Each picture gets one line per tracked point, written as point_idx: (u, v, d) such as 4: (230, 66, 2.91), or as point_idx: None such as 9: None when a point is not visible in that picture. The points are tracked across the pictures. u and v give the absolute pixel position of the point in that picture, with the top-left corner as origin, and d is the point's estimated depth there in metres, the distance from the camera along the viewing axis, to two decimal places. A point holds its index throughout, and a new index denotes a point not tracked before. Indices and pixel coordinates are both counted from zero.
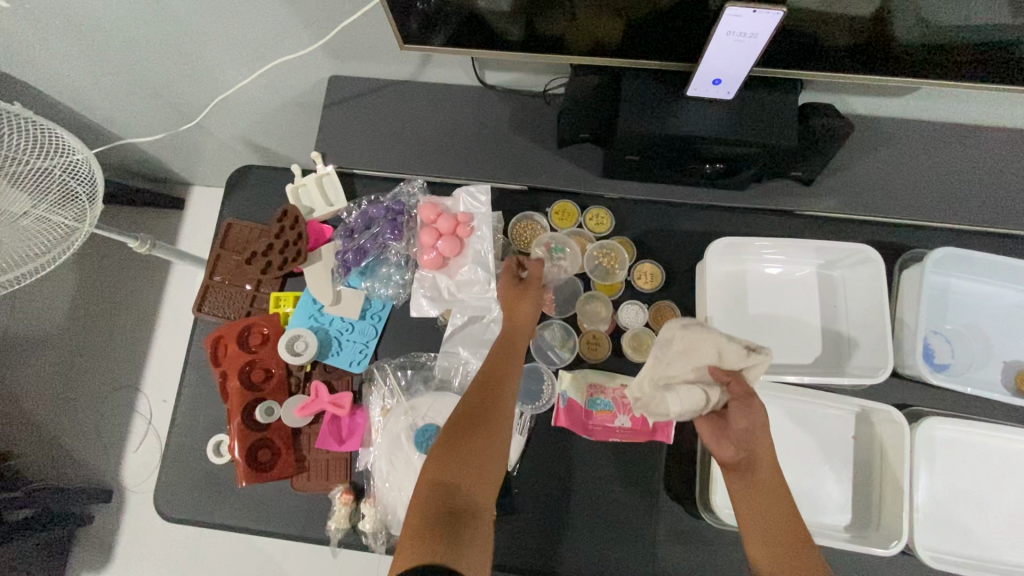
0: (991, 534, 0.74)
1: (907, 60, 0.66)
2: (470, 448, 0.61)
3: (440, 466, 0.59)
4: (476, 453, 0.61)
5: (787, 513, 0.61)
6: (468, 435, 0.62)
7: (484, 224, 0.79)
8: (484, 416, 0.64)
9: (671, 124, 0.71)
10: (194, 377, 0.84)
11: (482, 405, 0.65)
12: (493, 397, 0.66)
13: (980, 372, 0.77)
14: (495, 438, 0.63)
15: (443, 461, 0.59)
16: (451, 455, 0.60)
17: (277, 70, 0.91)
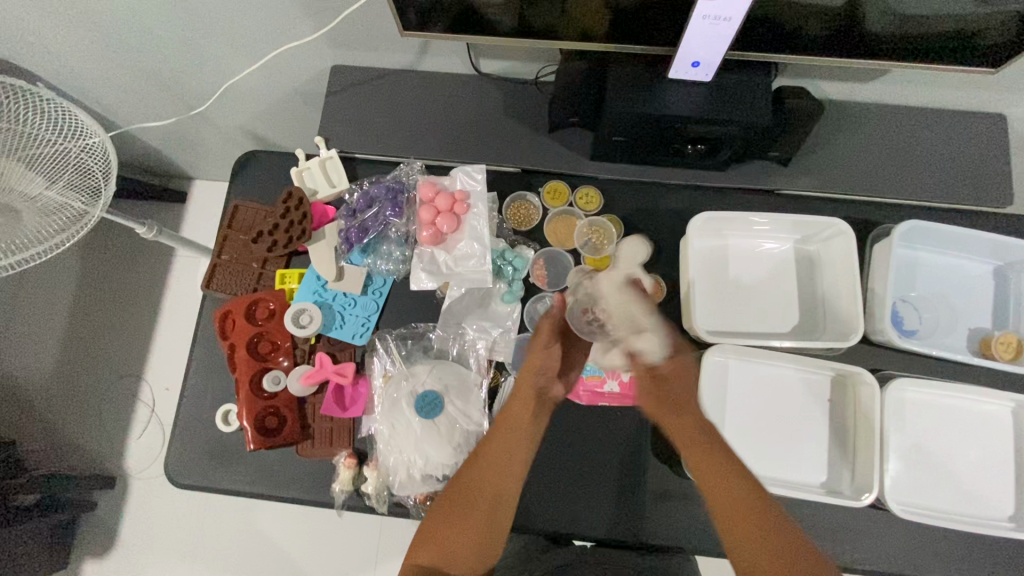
0: (955, 486, 0.80)
1: (871, 45, 0.71)
2: (451, 528, 0.67)
3: (423, 547, 0.67)
4: (457, 534, 0.67)
5: (716, 469, 0.68)
6: (452, 515, 0.68)
7: (480, 202, 0.84)
8: (470, 494, 0.70)
9: (655, 105, 0.76)
10: (202, 351, 0.88)
11: (469, 481, 0.70)
12: (481, 473, 0.71)
13: (945, 337, 0.83)
14: (476, 515, 0.68)
15: (425, 538, 0.67)
16: (433, 536, 0.67)
17: (281, 59, 0.95)
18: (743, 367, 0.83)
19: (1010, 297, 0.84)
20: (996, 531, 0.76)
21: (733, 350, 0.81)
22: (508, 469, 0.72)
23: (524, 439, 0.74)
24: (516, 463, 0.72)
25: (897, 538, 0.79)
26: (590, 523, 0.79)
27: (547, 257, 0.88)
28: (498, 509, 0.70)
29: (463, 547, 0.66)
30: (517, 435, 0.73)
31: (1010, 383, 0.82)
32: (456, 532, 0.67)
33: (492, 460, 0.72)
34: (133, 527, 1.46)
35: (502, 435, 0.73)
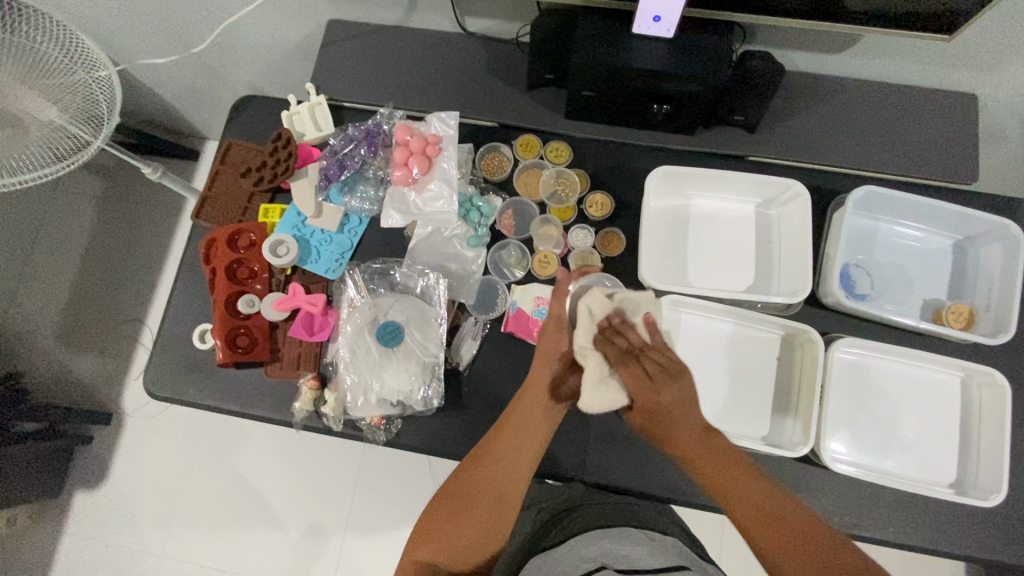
0: (897, 448, 0.80)
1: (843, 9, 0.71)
2: (453, 524, 0.69)
3: (421, 542, 0.68)
4: (460, 529, 0.68)
5: (762, 505, 0.65)
6: (454, 513, 0.69)
7: (451, 145, 0.90)
8: (475, 496, 0.70)
9: (620, 59, 0.79)
10: (187, 275, 0.94)
11: (470, 481, 0.71)
12: (484, 476, 0.71)
13: (897, 304, 0.85)
14: (491, 484, 0.71)
15: (423, 534, 0.69)
16: (434, 531, 0.69)
17: (279, 10, 0.99)
18: (696, 321, 0.85)
19: (968, 269, 0.85)
20: (936, 493, 0.76)
21: (683, 304, 0.83)
22: (513, 473, 0.72)
23: (529, 445, 0.73)
24: (527, 453, 0.73)
25: (836, 496, 0.80)
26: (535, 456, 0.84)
27: (515, 207, 0.93)
28: (499, 506, 0.71)
29: (463, 545, 0.68)
30: (522, 442, 0.73)
31: (961, 354, 0.83)
32: (455, 532, 0.68)
33: (498, 464, 0.72)
34: (123, 466, 1.52)
35: (510, 439, 0.73)
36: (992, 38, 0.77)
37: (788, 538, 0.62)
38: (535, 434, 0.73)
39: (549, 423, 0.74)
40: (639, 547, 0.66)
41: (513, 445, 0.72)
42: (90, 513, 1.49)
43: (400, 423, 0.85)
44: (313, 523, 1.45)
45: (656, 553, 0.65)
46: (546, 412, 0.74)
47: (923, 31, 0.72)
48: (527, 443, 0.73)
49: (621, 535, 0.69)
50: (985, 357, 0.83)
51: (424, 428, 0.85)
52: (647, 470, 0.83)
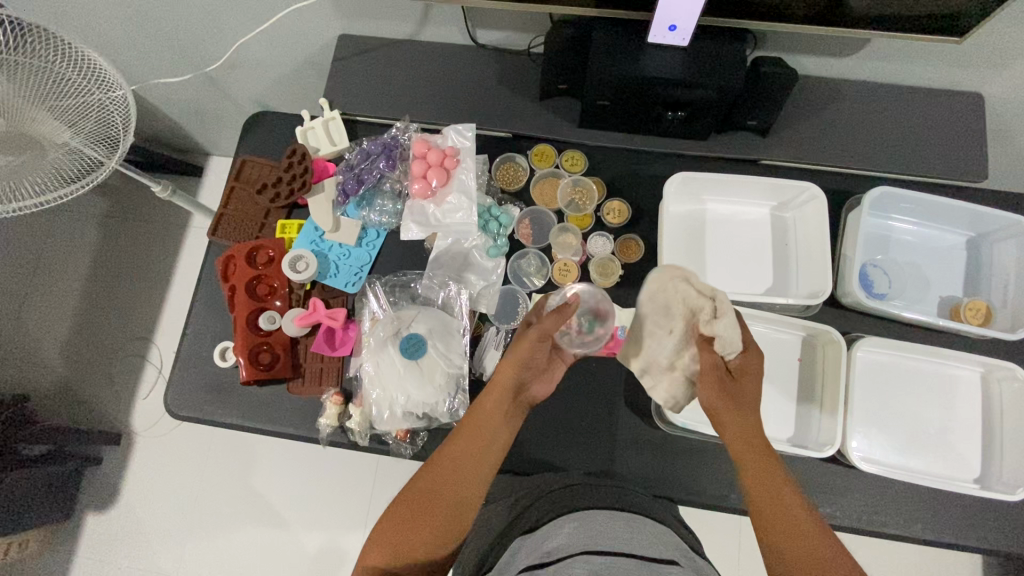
0: (921, 444, 0.81)
1: (857, 15, 0.71)
2: (408, 527, 0.63)
3: (372, 545, 0.63)
4: (417, 533, 0.63)
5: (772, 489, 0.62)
6: (412, 517, 0.64)
7: (469, 157, 0.91)
8: (431, 498, 0.65)
9: (634, 68, 0.80)
10: (206, 293, 0.94)
11: (433, 475, 0.67)
12: (440, 475, 0.67)
13: (914, 302, 0.86)
14: (454, 478, 0.67)
15: (377, 533, 0.64)
16: (384, 532, 0.63)
17: (290, 27, 0.99)
18: None
19: (983, 267, 0.86)
20: (963, 489, 0.77)
21: None
22: (472, 473, 0.67)
23: (487, 443, 0.69)
24: (492, 446, 0.70)
25: (861, 494, 0.80)
26: (561, 464, 0.84)
27: (532, 216, 0.93)
28: (462, 506, 0.65)
29: (420, 549, 0.62)
30: (485, 434, 0.70)
31: (979, 350, 0.84)
32: (411, 531, 0.63)
33: (454, 463, 0.68)
34: (135, 487, 1.50)
35: (468, 437, 0.69)
36: (1002, 40, 0.78)
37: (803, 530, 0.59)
38: (492, 431, 0.70)
39: (506, 421, 0.71)
40: (629, 535, 0.64)
41: (474, 438, 0.69)
42: (101, 535, 1.48)
43: (426, 435, 0.85)
44: (329, 538, 1.43)
45: (645, 544, 0.63)
46: (503, 410, 0.71)
47: (937, 34, 0.72)
48: (490, 437, 0.70)
49: (611, 520, 0.67)
50: (1002, 352, 0.84)
51: (448, 438, 0.85)
52: (674, 474, 0.83)
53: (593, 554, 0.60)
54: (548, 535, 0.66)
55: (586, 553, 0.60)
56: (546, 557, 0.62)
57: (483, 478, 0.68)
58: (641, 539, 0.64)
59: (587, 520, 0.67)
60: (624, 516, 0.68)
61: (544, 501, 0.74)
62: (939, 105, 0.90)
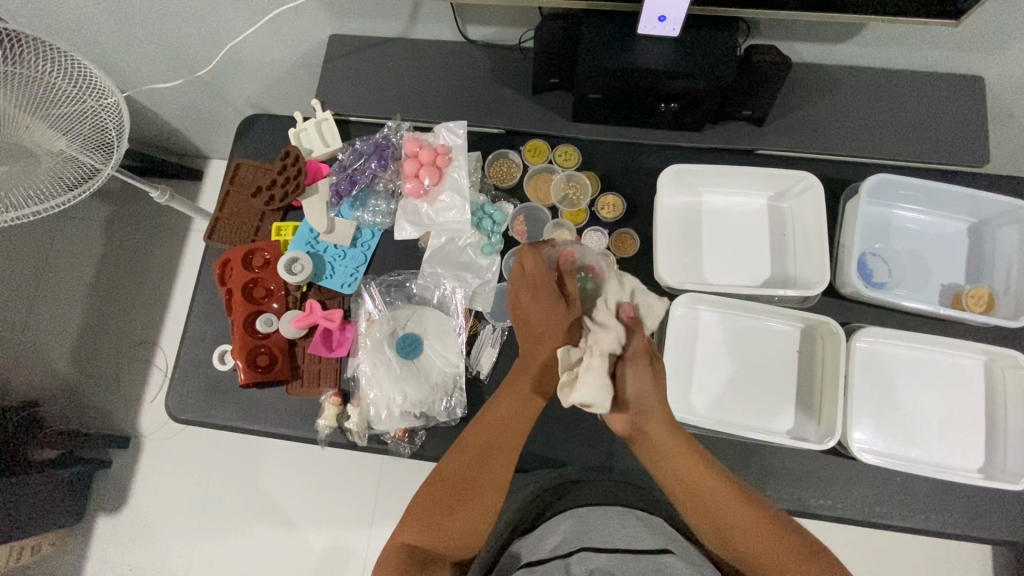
0: (925, 436, 0.80)
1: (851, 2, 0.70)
2: (451, 510, 0.65)
3: (409, 524, 0.66)
4: (454, 522, 0.65)
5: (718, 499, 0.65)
6: (450, 505, 0.66)
7: (461, 155, 0.91)
8: (470, 484, 0.67)
9: (624, 59, 0.79)
10: (204, 297, 0.94)
11: (468, 458, 0.69)
12: (479, 458, 0.69)
13: (915, 291, 0.85)
14: (492, 455, 0.69)
15: (414, 519, 0.66)
16: (424, 516, 0.65)
17: (282, 29, 0.99)
18: (714, 318, 0.85)
19: (984, 252, 0.85)
20: (966, 480, 0.76)
21: (702, 301, 0.83)
22: (506, 453, 0.70)
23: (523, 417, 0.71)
24: (523, 421, 0.72)
25: (864, 486, 0.79)
26: (560, 461, 0.84)
27: (527, 213, 0.92)
28: (499, 482, 0.68)
29: (460, 533, 0.64)
30: (519, 411, 0.72)
31: (983, 338, 0.83)
32: (454, 516, 0.65)
33: (497, 438, 0.70)
34: (145, 490, 1.51)
35: (505, 412, 0.72)
36: (1000, 22, 0.77)
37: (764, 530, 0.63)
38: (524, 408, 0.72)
39: (536, 397, 0.73)
40: (624, 528, 0.65)
41: (508, 418, 0.71)
42: (113, 538, 1.49)
43: (425, 435, 0.85)
44: (335, 539, 1.44)
45: (640, 535, 0.64)
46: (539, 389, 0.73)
47: (932, 18, 0.71)
48: (523, 415, 0.72)
49: (607, 514, 0.68)
50: (1006, 339, 0.83)
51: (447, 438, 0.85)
52: None
53: (592, 551, 0.62)
54: (544, 534, 0.67)
55: (585, 552, 0.62)
56: (548, 557, 0.63)
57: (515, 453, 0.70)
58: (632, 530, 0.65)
59: (585, 518, 0.68)
60: (620, 509, 0.69)
61: (542, 497, 0.75)
62: (937, 90, 0.88)
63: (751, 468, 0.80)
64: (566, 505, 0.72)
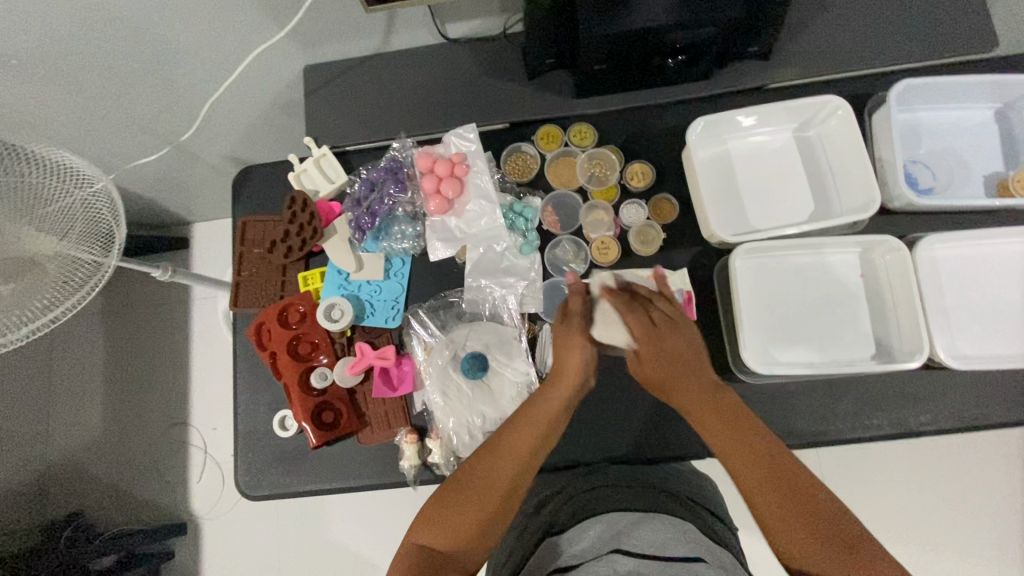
0: (1004, 329, 0.79)
1: None
2: (461, 508, 0.62)
3: (425, 527, 0.62)
4: (462, 517, 0.62)
5: (770, 469, 0.62)
6: (461, 501, 0.63)
7: (478, 159, 0.87)
8: (483, 484, 0.64)
9: (625, 20, 0.75)
10: (246, 366, 0.90)
11: (484, 464, 0.65)
12: (496, 462, 0.65)
13: (958, 189, 0.84)
14: (509, 455, 0.65)
15: (427, 517, 0.63)
16: (437, 517, 0.62)
17: (252, 73, 0.93)
18: (771, 263, 0.83)
19: (1016, 136, 0.84)
20: None
21: (758, 248, 0.81)
22: (529, 460, 0.66)
23: (543, 427, 0.67)
24: (547, 428, 0.67)
25: (961, 393, 0.79)
26: (655, 442, 0.82)
27: (556, 202, 0.89)
28: (515, 487, 0.65)
29: (472, 534, 0.62)
30: (539, 414, 0.67)
31: None
32: (465, 515, 0.62)
33: (517, 445, 0.66)
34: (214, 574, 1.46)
35: (529, 425, 0.67)
36: None
37: (812, 524, 0.58)
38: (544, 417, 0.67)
39: (558, 410, 0.68)
40: (656, 534, 0.62)
41: (531, 424, 0.67)
42: None
43: None
44: None
45: (675, 542, 0.60)
46: (565, 404, 0.68)
47: None
48: (544, 420, 0.67)
49: (642, 518, 0.65)
50: None
51: None
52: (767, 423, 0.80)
53: (622, 555, 0.58)
54: (574, 536, 0.65)
55: (614, 553, 0.59)
56: (575, 560, 0.61)
57: (536, 460, 0.66)
58: (686, 537, 0.62)
59: (616, 521, 0.65)
60: (655, 514, 0.66)
61: (586, 495, 0.71)
62: None
63: (844, 401, 0.79)
64: (602, 506, 0.68)
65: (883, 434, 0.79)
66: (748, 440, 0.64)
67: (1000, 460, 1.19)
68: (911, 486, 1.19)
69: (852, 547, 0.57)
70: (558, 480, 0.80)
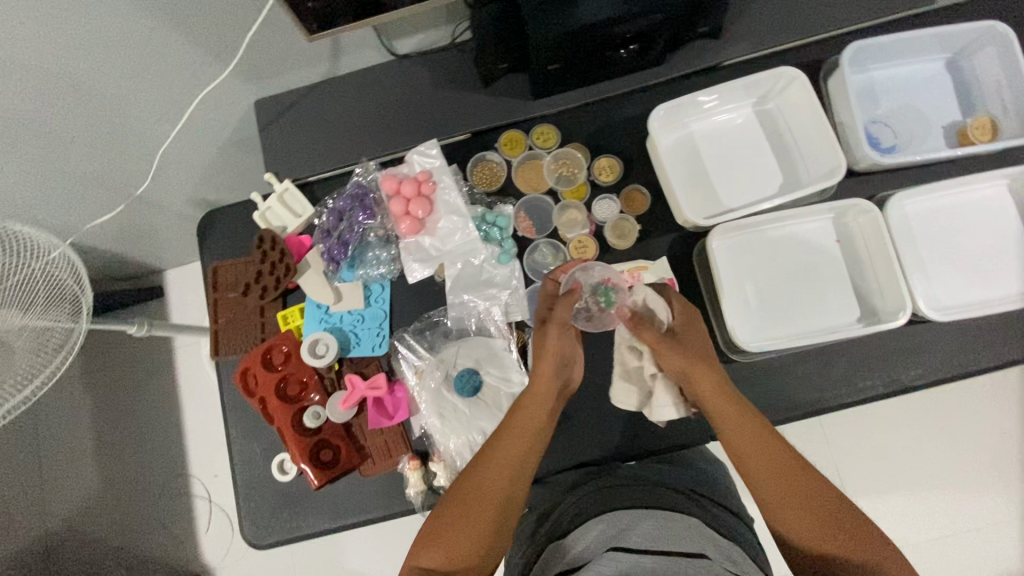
0: (980, 275, 0.81)
1: None
2: (455, 528, 0.60)
3: (423, 549, 0.61)
4: (458, 539, 0.60)
5: (783, 464, 0.61)
6: (454, 521, 0.61)
7: (444, 174, 0.84)
8: (476, 503, 0.61)
9: (573, 16, 0.74)
10: (236, 414, 0.88)
11: (475, 481, 0.63)
12: (487, 479, 0.63)
13: (919, 143, 0.85)
14: (500, 473, 0.63)
15: (426, 538, 0.61)
16: (435, 536, 0.61)
17: (201, 115, 0.91)
18: (748, 240, 0.83)
19: (969, 83, 0.85)
20: None
21: (733, 227, 0.81)
22: (516, 478, 0.63)
23: (526, 441, 0.65)
24: (532, 443, 0.65)
25: (948, 343, 0.80)
26: (656, 433, 0.82)
27: (527, 207, 0.89)
28: (507, 507, 0.62)
29: (468, 557, 0.59)
30: (523, 429, 0.65)
31: (997, 163, 0.83)
32: (460, 536, 0.60)
33: (505, 459, 0.64)
34: None
35: (516, 439, 0.65)
36: None
37: (822, 516, 0.58)
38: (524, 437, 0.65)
39: (542, 428, 0.66)
40: (657, 531, 0.62)
41: (515, 440, 0.65)
42: None
43: None
44: None
45: (672, 539, 0.61)
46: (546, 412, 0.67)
47: None
48: (529, 434, 0.65)
49: (644, 515, 0.65)
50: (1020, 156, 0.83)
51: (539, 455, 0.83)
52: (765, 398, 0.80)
53: (618, 554, 0.59)
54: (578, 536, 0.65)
55: (611, 553, 0.59)
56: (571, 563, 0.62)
57: (523, 479, 0.64)
58: (689, 534, 0.62)
59: (617, 519, 0.65)
60: (659, 511, 0.65)
61: (593, 493, 0.71)
62: None
63: (836, 366, 0.80)
64: (606, 504, 0.68)
65: (878, 393, 0.80)
66: (770, 442, 0.62)
67: (994, 398, 1.21)
68: (912, 436, 1.21)
69: (864, 525, 0.58)
70: (566, 484, 0.79)
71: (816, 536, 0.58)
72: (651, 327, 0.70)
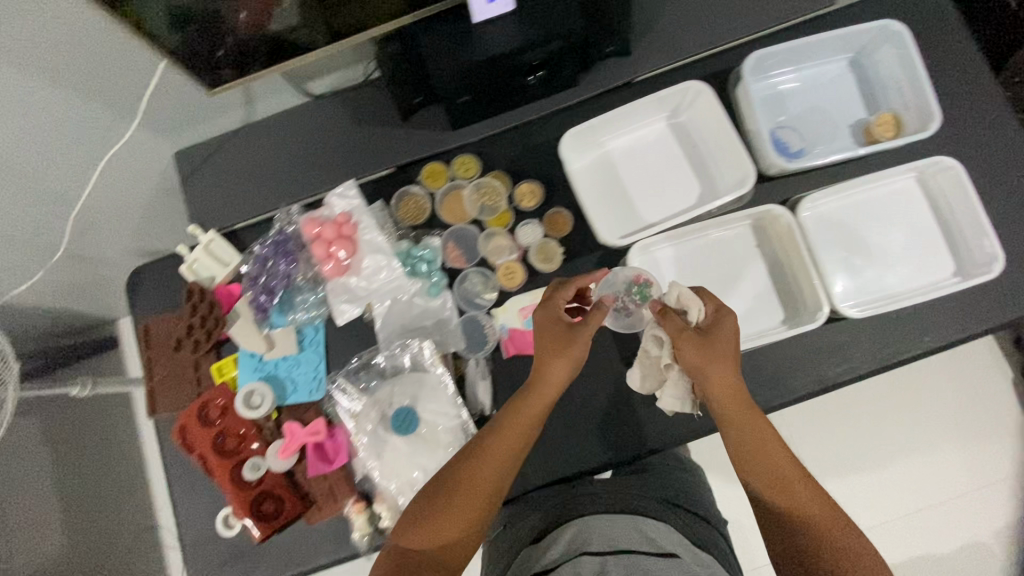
0: (895, 268, 0.83)
1: None
2: (446, 507, 0.60)
3: (410, 529, 0.60)
4: (449, 519, 0.59)
5: (783, 461, 0.60)
6: (447, 503, 0.60)
7: (363, 215, 0.85)
8: (471, 484, 0.61)
9: (474, 49, 0.76)
10: (177, 472, 0.87)
11: (472, 463, 0.62)
12: (485, 462, 0.62)
13: (826, 145, 0.87)
14: (497, 455, 0.62)
15: (416, 516, 0.61)
16: (424, 518, 0.60)
17: (121, 172, 0.90)
18: (672, 253, 0.84)
19: (872, 82, 0.88)
20: (946, 290, 0.79)
21: (652, 242, 0.83)
22: (513, 463, 0.63)
23: (529, 428, 0.65)
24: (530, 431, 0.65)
25: (871, 337, 0.81)
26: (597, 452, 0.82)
27: (455, 237, 0.89)
28: (499, 492, 0.62)
29: (456, 537, 0.59)
30: (529, 418, 0.65)
31: (906, 156, 0.85)
32: (451, 517, 0.59)
33: (509, 439, 0.63)
34: None
35: (519, 425, 0.64)
36: None
37: (815, 507, 0.57)
38: (526, 430, 0.65)
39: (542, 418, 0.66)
40: (634, 532, 0.61)
41: (519, 428, 0.64)
42: None
43: None
44: None
45: (647, 539, 0.59)
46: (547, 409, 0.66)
47: None
48: (530, 423, 0.65)
49: (621, 517, 0.63)
50: (926, 148, 0.85)
51: None
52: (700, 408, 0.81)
53: (591, 554, 0.57)
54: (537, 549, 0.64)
55: (583, 554, 0.57)
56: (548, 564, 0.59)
57: (516, 465, 0.64)
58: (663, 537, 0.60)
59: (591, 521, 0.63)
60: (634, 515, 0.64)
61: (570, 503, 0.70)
62: None
63: (766, 370, 0.81)
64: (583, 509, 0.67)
65: (809, 393, 0.81)
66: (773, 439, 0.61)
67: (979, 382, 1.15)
68: (903, 423, 1.13)
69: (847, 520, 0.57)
70: (510, 512, 0.79)
71: (815, 527, 0.57)
72: (676, 319, 0.66)
